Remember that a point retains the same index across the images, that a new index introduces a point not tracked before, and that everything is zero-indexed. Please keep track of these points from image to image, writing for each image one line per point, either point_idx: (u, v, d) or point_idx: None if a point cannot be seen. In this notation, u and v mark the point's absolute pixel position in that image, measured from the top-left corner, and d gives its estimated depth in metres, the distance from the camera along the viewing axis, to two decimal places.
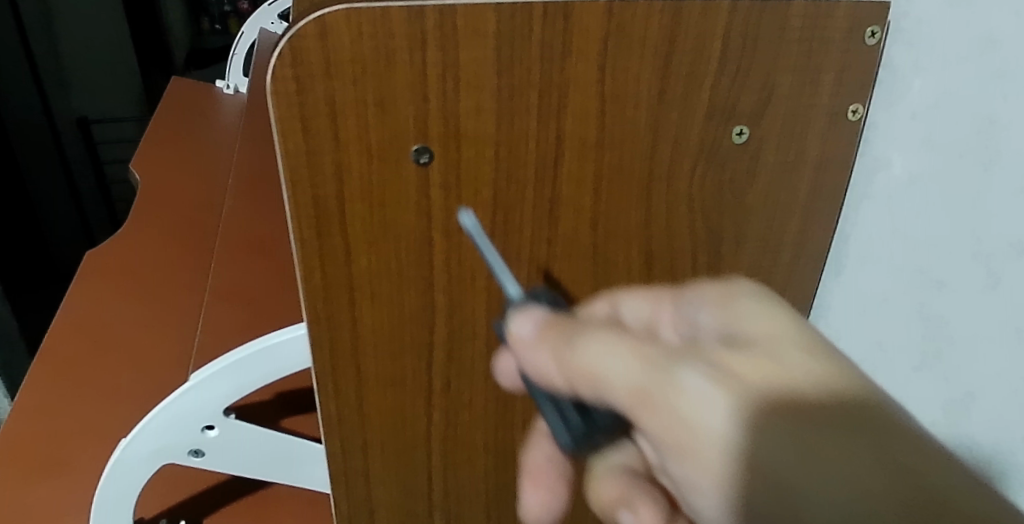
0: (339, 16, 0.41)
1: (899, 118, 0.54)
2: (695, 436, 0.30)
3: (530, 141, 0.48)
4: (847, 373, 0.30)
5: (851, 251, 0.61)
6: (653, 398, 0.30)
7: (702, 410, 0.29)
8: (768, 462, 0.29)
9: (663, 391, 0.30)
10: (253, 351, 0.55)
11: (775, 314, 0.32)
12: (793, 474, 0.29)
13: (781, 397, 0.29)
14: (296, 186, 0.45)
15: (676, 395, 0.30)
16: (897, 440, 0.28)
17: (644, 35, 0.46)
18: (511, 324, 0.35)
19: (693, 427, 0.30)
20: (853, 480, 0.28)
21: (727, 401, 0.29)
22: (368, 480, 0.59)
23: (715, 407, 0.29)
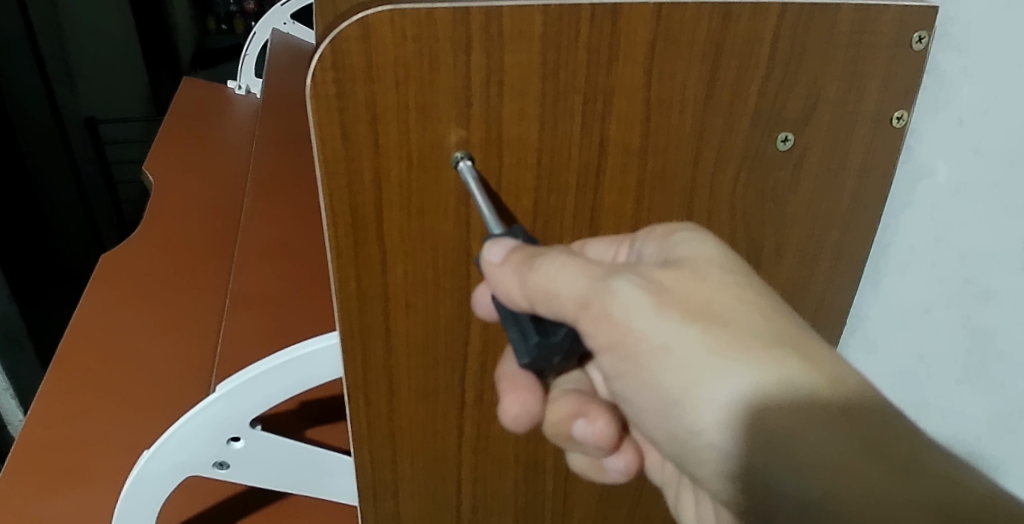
0: (383, 17, 0.39)
1: (942, 126, 0.53)
2: (628, 332, 0.37)
3: (572, 148, 0.46)
4: (750, 285, 0.37)
5: (889, 261, 0.59)
6: (593, 302, 0.37)
7: (631, 312, 0.36)
8: (685, 350, 0.36)
9: (601, 296, 0.36)
10: (282, 361, 0.54)
11: (699, 242, 0.39)
12: (703, 359, 0.35)
13: (695, 300, 0.36)
14: (334, 193, 0.44)
15: (609, 300, 0.36)
16: (787, 337, 0.35)
17: (691, 38, 0.45)
18: (484, 252, 0.40)
19: (624, 324, 0.36)
20: (754, 367, 0.35)
21: (652, 302, 0.36)
22: (397, 494, 0.57)
23: (642, 307, 0.36)
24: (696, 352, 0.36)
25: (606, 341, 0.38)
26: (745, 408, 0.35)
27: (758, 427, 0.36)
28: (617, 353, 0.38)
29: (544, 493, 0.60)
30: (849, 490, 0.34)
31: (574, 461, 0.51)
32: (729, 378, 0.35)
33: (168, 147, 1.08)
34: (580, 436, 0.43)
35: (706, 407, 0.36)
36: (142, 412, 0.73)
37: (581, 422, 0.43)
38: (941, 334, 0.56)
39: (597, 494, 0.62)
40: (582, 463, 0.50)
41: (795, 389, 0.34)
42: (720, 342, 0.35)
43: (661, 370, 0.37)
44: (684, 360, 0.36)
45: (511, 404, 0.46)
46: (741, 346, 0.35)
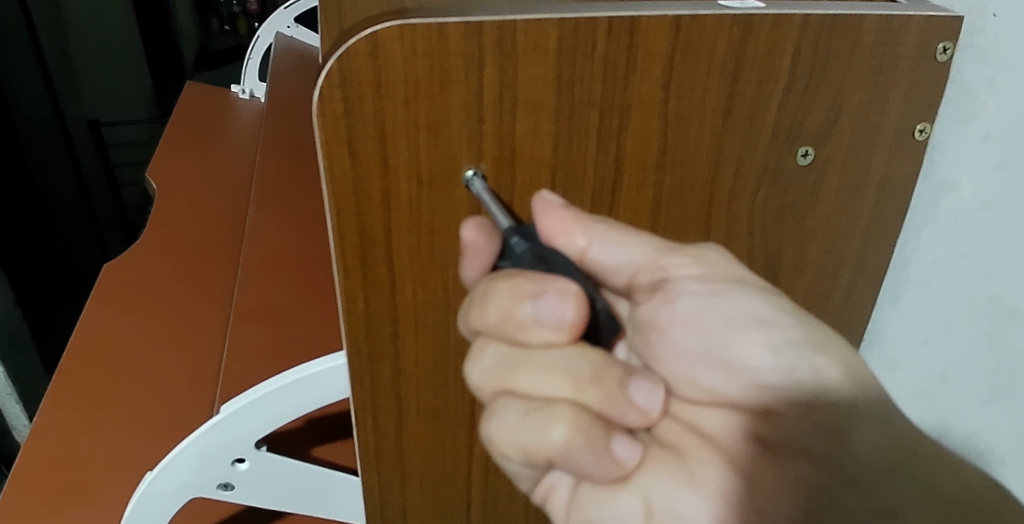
0: (391, 32, 0.38)
1: (966, 139, 0.51)
2: (697, 288, 0.39)
3: (587, 164, 0.45)
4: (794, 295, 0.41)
5: (910, 277, 0.58)
6: (680, 259, 0.39)
7: (720, 261, 0.39)
8: (749, 308, 0.38)
9: (687, 255, 0.39)
10: (287, 382, 0.52)
11: None
12: (767, 313, 0.38)
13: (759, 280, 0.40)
14: (342, 213, 0.42)
15: (698, 254, 0.39)
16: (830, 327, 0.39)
17: (711, 51, 0.43)
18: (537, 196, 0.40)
19: (695, 284, 0.39)
20: (813, 331, 0.37)
21: (725, 269, 0.39)
22: (405, 516, 0.56)
23: (718, 267, 0.39)
24: (771, 303, 0.38)
25: (682, 295, 0.39)
26: (817, 356, 0.37)
27: (822, 381, 0.36)
28: (692, 306, 0.39)
29: None
30: (912, 455, 0.34)
31: (554, 428, 0.34)
32: (800, 328, 0.37)
33: (172, 153, 1.07)
34: (632, 402, 0.35)
35: (775, 357, 0.37)
36: (145, 428, 0.71)
37: (644, 384, 0.35)
38: (965, 352, 0.54)
39: None
40: (570, 435, 0.34)
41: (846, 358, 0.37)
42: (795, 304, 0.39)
43: (734, 322, 0.38)
44: (744, 318, 0.38)
45: (561, 305, 0.33)
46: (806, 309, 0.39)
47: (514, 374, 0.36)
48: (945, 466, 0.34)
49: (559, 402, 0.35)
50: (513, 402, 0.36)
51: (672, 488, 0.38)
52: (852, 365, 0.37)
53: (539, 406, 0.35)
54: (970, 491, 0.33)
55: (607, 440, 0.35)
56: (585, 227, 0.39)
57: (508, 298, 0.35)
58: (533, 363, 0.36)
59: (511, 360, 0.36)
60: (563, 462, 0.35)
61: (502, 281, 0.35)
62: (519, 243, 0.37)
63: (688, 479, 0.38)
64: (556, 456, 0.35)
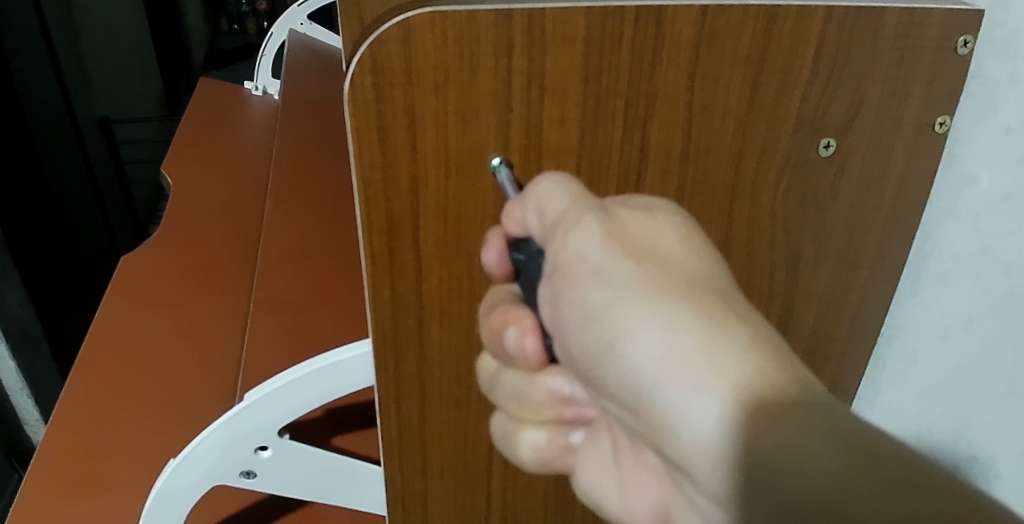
0: (423, 19, 0.38)
1: (987, 133, 0.51)
2: (567, 272, 0.34)
3: (612, 154, 0.45)
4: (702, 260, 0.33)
5: (930, 270, 0.58)
6: (553, 241, 0.35)
7: (576, 244, 0.34)
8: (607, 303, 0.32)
9: (554, 240, 0.35)
10: (311, 369, 0.53)
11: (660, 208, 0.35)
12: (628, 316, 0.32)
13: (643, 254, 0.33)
14: (370, 199, 0.43)
15: (565, 234, 0.34)
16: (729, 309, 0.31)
17: (736, 41, 0.43)
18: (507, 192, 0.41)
19: (567, 267, 0.34)
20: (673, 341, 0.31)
21: (595, 250, 0.33)
22: (425, 506, 0.56)
23: (592, 244, 0.33)
24: (611, 291, 0.32)
25: (545, 288, 0.35)
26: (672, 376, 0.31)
27: (651, 380, 0.31)
28: (546, 306, 0.35)
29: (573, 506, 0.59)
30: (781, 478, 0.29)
31: (525, 439, 0.41)
32: (634, 322, 0.31)
33: (186, 149, 1.07)
34: (575, 403, 0.38)
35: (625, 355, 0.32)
36: (165, 420, 0.72)
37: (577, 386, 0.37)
38: (985, 344, 0.55)
39: None
40: (538, 446, 0.40)
41: (724, 367, 0.29)
42: (637, 280, 0.32)
43: (581, 320, 0.33)
44: (598, 309, 0.32)
45: (520, 339, 0.37)
46: (655, 283, 0.32)
47: (491, 394, 0.41)
48: (800, 451, 0.28)
49: (525, 419, 0.40)
50: (500, 415, 0.42)
51: (601, 473, 0.38)
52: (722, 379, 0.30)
53: (512, 423, 0.41)
54: (821, 474, 0.28)
55: (566, 441, 0.40)
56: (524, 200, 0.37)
57: (487, 331, 0.38)
58: (505, 384, 0.40)
59: (489, 379, 0.41)
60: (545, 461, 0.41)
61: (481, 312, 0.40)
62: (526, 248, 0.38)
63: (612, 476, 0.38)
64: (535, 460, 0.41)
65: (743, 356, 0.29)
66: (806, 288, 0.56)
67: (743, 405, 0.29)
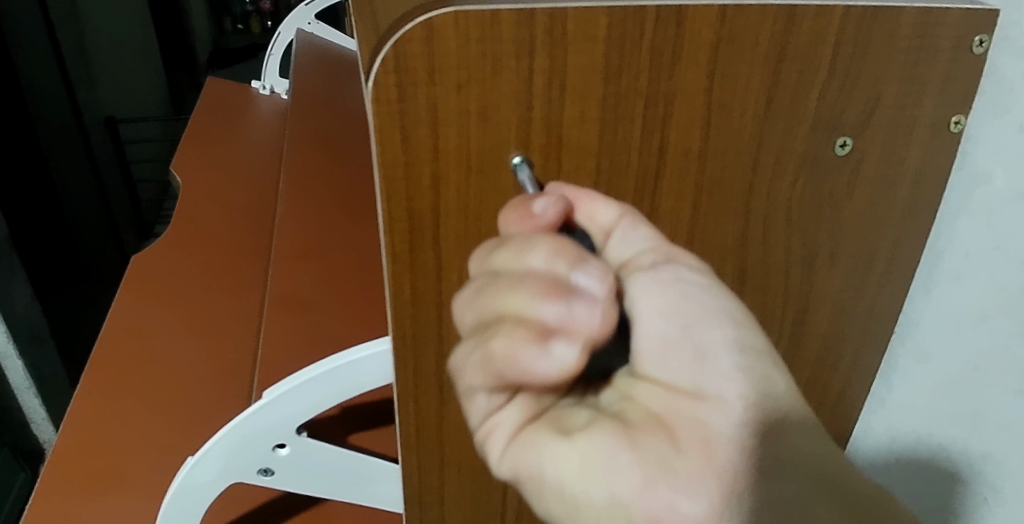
0: (447, 18, 0.38)
1: (1002, 131, 0.51)
2: (705, 279, 0.37)
3: (631, 153, 0.45)
4: None
5: (942, 268, 0.59)
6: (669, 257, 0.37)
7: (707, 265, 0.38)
8: (741, 320, 0.38)
9: (683, 254, 0.37)
10: (330, 367, 0.53)
11: None
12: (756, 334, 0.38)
13: None
14: (392, 197, 0.43)
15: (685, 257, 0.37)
16: None
17: (755, 41, 0.44)
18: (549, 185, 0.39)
19: (702, 274, 0.37)
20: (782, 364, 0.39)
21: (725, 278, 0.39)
22: (442, 504, 0.57)
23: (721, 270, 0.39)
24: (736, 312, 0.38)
25: (663, 281, 0.36)
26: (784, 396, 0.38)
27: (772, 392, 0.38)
28: (663, 299, 0.36)
29: None
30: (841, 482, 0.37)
31: (495, 328, 0.32)
32: (760, 342, 0.38)
33: (195, 149, 1.07)
34: (576, 297, 0.31)
35: (749, 365, 0.37)
36: (177, 420, 0.72)
37: (587, 281, 0.31)
38: (997, 344, 0.55)
39: None
40: (504, 333, 0.32)
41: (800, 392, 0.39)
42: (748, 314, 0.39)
43: (714, 324, 0.37)
44: (736, 320, 0.38)
45: (595, 281, 0.31)
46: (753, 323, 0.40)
47: (484, 288, 0.34)
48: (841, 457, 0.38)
49: (509, 302, 0.32)
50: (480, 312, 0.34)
51: (652, 472, 0.36)
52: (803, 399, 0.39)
53: (491, 310, 0.33)
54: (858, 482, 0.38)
55: (539, 339, 0.31)
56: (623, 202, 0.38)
57: (547, 243, 0.32)
58: (510, 277, 0.32)
59: (491, 285, 0.34)
60: (500, 360, 0.32)
61: (516, 240, 0.33)
62: (580, 243, 0.37)
63: (664, 474, 0.36)
64: (495, 358, 0.32)
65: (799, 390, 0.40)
66: (821, 286, 0.56)
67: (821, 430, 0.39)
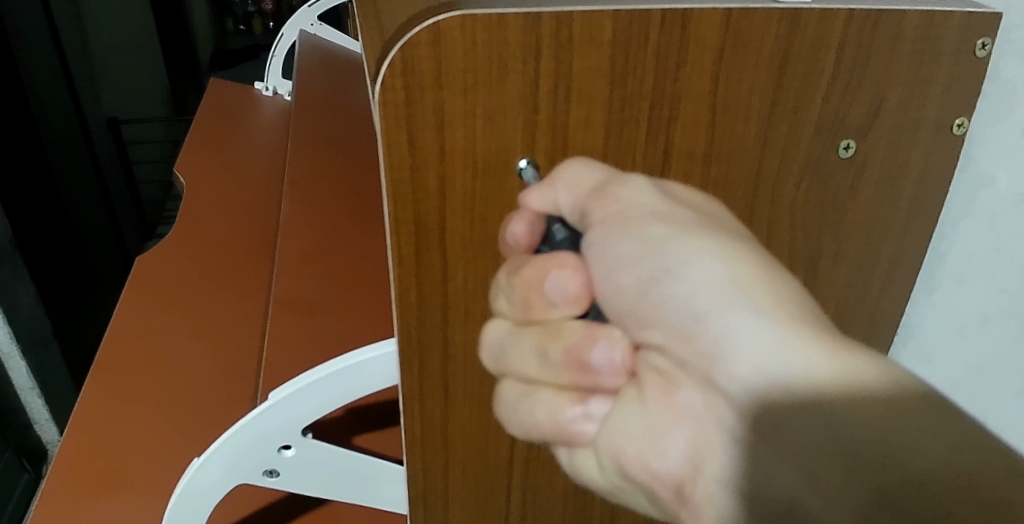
0: (454, 22, 0.39)
1: (1005, 135, 0.52)
2: (619, 214, 0.35)
3: (636, 155, 0.45)
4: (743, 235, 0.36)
5: (946, 270, 0.59)
6: (600, 197, 0.36)
7: (629, 197, 0.36)
8: (657, 235, 0.34)
9: (597, 202, 0.37)
10: (336, 369, 0.53)
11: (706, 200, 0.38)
12: (678, 243, 0.33)
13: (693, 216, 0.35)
14: (399, 200, 0.43)
15: (615, 190, 0.36)
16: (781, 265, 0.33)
17: (759, 44, 0.44)
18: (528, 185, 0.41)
19: (619, 209, 0.36)
20: (731, 265, 0.32)
21: (649, 201, 0.36)
22: (447, 506, 0.57)
23: (645, 196, 0.36)
24: (669, 226, 0.34)
25: (594, 234, 0.36)
26: (729, 299, 0.31)
27: (711, 299, 0.31)
28: (592, 253, 0.36)
29: (591, 505, 0.59)
30: (881, 428, 0.26)
31: (539, 408, 0.36)
32: (694, 252, 0.33)
33: (199, 150, 1.08)
34: (593, 367, 0.34)
35: (674, 282, 0.33)
36: (182, 421, 0.72)
37: (600, 344, 0.34)
38: (1000, 346, 0.55)
39: None
40: (549, 414, 0.36)
41: (777, 290, 0.31)
42: (686, 226, 0.34)
43: (633, 253, 0.34)
44: (654, 240, 0.34)
45: (564, 279, 0.35)
46: (706, 233, 0.34)
47: (506, 360, 0.38)
48: (866, 396, 0.26)
49: (543, 377, 0.36)
50: (514, 384, 0.38)
51: (625, 425, 0.33)
52: (783, 299, 0.31)
53: (531, 387, 0.37)
54: (927, 444, 0.25)
55: (581, 408, 0.35)
56: (555, 176, 0.38)
57: (520, 284, 0.36)
58: (525, 340, 0.37)
59: (504, 345, 0.38)
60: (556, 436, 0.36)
61: (502, 285, 0.38)
62: (560, 230, 0.39)
63: (642, 423, 0.33)
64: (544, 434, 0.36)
65: (794, 290, 0.31)
66: (824, 288, 0.56)
67: (842, 345, 0.28)
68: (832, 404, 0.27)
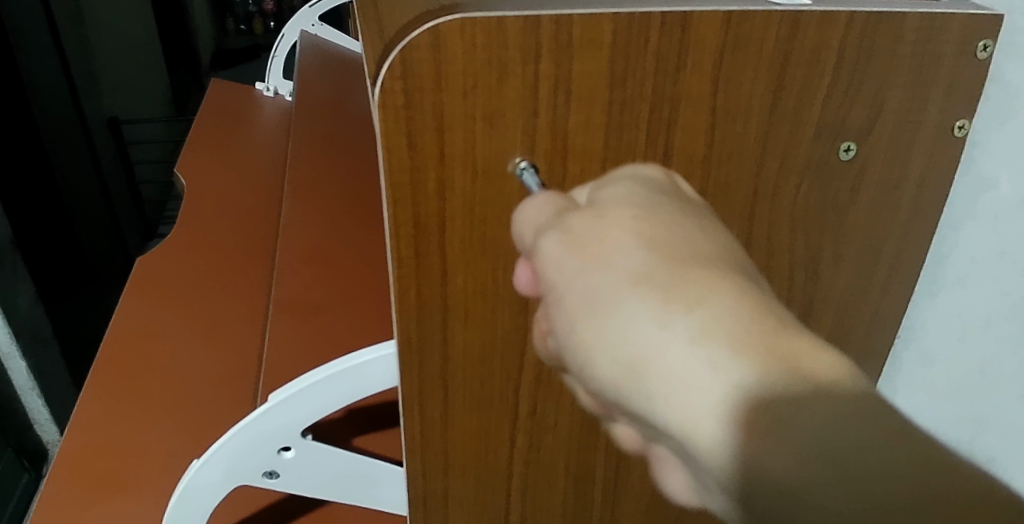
0: (454, 25, 0.39)
1: (1008, 137, 0.52)
2: (546, 290, 0.29)
3: (636, 158, 0.45)
4: (666, 237, 0.28)
5: (948, 272, 0.59)
6: (528, 260, 0.30)
7: (546, 266, 0.28)
8: (575, 321, 0.27)
9: (530, 264, 0.30)
10: (335, 371, 0.53)
11: (624, 189, 0.30)
12: (592, 327, 0.26)
13: (602, 260, 0.27)
14: (398, 202, 0.43)
15: (539, 252, 0.29)
16: (704, 274, 0.26)
17: (760, 46, 0.44)
18: None
19: (543, 280, 0.29)
20: (647, 342, 0.25)
21: (556, 268, 0.28)
22: (447, 508, 0.57)
23: (556, 259, 0.28)
24: (586, 291, 0.27)
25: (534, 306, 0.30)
26: (659, 390, 0.25)
27: (642, 392, 0.26)
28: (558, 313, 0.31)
29: (592, 506, 0.59)
30: (795, 469, 0.23)
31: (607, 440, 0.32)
32: (609, 337, 0.26)
33: (200, 151, 1.08)
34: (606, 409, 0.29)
35: (604, 377, 0.27)
36: (183, 422, 0.72)
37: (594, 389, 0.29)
38: (1001, 347, 0.55)
39: (645, 503, 0.60)
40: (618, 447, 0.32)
41: (714, 350, 0.25)
42: (602, 291, 0.27)
43: (564, 340, 0.28)
44: (574, 323, 0.27)
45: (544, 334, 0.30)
46: (623, 290, 0.26)
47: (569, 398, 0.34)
48: (787, 459, 0.23)
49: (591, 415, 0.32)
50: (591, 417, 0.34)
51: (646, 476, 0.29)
52: (716, 369, 0.24)
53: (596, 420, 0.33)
54: (826, 483, 0.23)
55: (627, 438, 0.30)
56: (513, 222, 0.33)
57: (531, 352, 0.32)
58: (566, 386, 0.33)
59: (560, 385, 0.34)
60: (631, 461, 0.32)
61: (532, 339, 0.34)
62: None
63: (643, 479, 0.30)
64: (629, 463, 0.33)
65: (723, 339, 0.25)
66: (825, 290, 0.56)
67: (773, 388, 0.24)
68: (774, 482, 0.23)
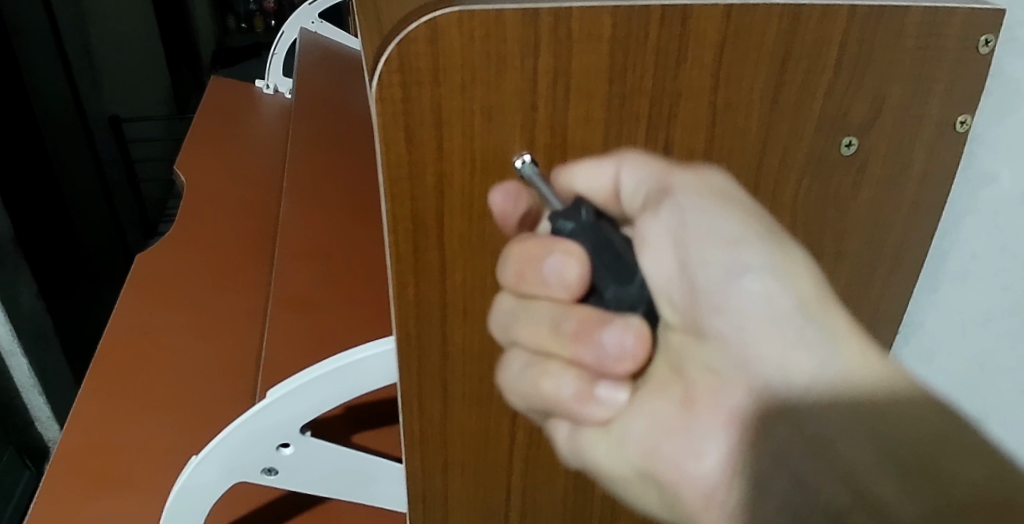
0: (451, 18, 0.38)
1: (1010, 132, 0.51)
2: (687, 253, 0.35)
3: (636, 153, 0.45)
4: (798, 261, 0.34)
5: (948, 269, 0.58)
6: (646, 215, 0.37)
7: (683, 232, 0.35)
8: (705, 283, 0.34)
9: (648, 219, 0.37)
10: (334, 366, 0.53)
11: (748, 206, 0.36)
12: (717, 289, 0.34)
13: (738, 243, 0.34)
14: (396, 196, 0.43)
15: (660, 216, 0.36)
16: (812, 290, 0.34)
17: (760, 41, 0.44)
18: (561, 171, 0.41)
19: (677, 241, 0.35)
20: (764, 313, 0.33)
21: (696, 234, 0.35)
22: (446, 505, 0.57)
23: (699, 229, 0.35)
24: (719, 259, 0.34)
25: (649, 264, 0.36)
26: (772, 349, 0.32)
27: (745, 348, 0.34)
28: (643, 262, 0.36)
29: (592, 503, 0.59)
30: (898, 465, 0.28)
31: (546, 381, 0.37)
32: (729, 299, 0.34)
33: (200, 149, 1.08)
34: (603, 349, 0.34)
35: (717, 326, 0.35)
36: (182, 418, 0.72)
37: (615, 329, 0.34)
38: None
39: None
40: (558, 387, 0.36)
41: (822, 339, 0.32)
42: (735, 266, 0.34)
43: (691, 294, 0.35)
44: (700, 286, 0.35)
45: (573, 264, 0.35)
46: (751, 270, 0.34)
47: (518, 325, 0.39)
48: (888, 442, 0.29)
49: (554, 352, 0.37)
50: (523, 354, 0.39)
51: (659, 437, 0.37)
52: (814, 344, 0.32)
53: (537, 361, 0.38)
54: (938, 479, 0.27)
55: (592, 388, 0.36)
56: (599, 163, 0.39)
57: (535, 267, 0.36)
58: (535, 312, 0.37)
59: (516, 312, 0.39)
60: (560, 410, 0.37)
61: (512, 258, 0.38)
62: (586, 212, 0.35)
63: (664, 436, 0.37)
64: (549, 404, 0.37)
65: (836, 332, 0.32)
66: (826, 286, 0.56)
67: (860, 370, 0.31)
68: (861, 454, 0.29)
